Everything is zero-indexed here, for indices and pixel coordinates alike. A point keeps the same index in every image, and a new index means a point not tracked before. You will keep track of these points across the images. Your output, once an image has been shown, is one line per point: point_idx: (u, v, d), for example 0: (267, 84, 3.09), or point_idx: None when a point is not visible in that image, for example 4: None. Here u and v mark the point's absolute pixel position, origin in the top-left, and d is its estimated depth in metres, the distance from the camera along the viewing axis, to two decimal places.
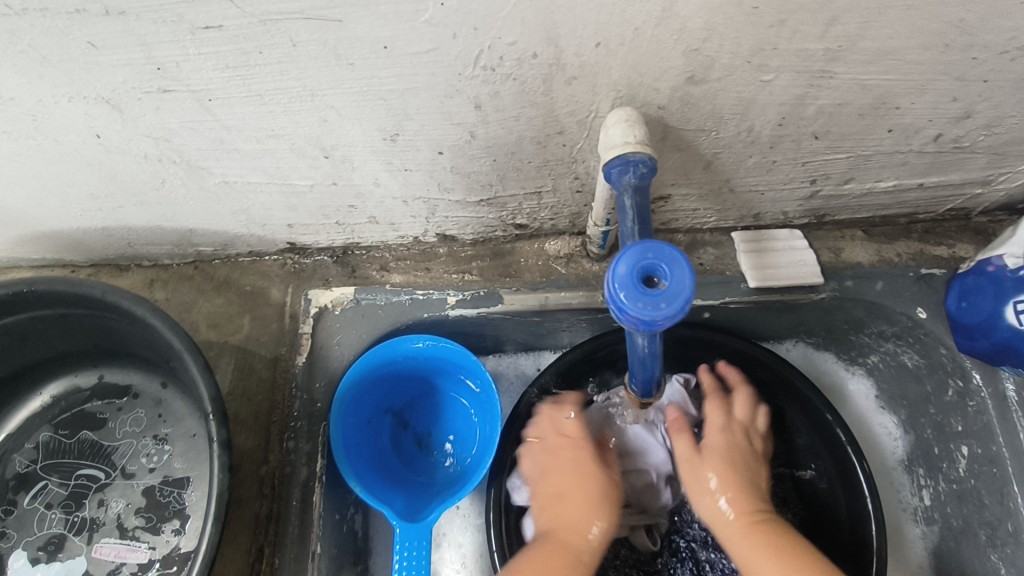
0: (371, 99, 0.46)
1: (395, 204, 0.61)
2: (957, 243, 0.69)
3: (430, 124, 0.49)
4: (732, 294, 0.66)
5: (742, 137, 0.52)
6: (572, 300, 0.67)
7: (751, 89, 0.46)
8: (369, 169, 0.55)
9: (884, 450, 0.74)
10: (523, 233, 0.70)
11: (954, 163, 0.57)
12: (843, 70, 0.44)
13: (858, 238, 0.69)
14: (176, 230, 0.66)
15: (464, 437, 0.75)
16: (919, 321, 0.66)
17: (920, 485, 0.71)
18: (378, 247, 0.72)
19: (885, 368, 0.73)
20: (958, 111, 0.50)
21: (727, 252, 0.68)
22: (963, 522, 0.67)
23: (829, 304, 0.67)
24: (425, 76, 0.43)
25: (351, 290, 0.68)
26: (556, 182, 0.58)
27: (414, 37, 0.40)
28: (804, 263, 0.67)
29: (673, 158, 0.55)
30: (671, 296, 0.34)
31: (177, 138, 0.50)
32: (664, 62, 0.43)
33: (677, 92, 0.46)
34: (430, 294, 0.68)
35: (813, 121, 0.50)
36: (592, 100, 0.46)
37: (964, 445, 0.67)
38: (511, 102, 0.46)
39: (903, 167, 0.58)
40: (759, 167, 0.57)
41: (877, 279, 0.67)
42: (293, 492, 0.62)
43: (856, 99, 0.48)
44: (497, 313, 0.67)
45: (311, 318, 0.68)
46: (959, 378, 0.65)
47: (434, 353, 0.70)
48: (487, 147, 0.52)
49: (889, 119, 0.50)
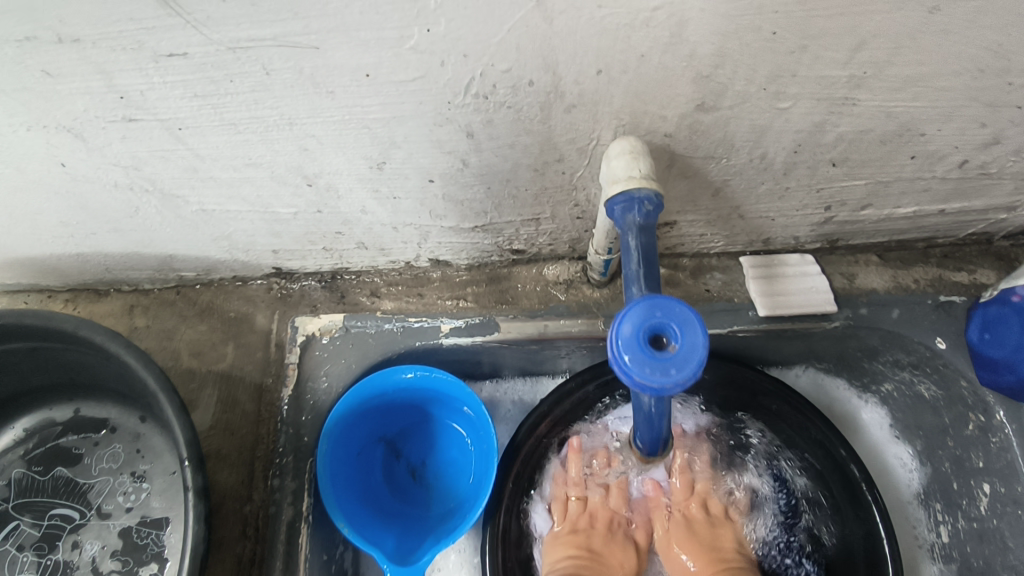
0: (354, 127, 0.42)
1: (385, 230, 0.58)
2: (977, 269, 0.65)
3: (419, 152, 0.45)
4: (740, 323, 0.63)
5: (754, 164, 0.48)
6: (572, 329, 0.63)
7: (766, 116, 0.42)
8: (355, 197, 0.52)
9: (899, 483, 0.70)
10: (520, 258, 0.67)
11: (978, 189, 0.54)
12: (867, 97, 0.41)
13: (873, 263, 0.66)
14: (155, 256, 0.63)
15: (460, 468, 0.72)
16: (938, 351, 0.62)
17: (937, 521, 0.67)
18: (369, 271, 0.68)
19: (899, 398, 0.70)
20: (986, 138, 0.46)
21: (735, 278, 0.65)
22: (984, 563, 0.63)
23: (843, 333, 0.64)
24: (412, 104, 0.40)
25: (340, 317, 0.65)
26: (554, 209, 0.55)
27: (398, 65, 0.36)
28: (816, 290, 0.64)
29: (679, 185, 0.51)
30: (682, 361, 0.30)
31: (148, 167, 0.46)
32: (672, 90, 0.39)
33: (686, 120, 0.42)
34: (423, 322, 0.65)
35: (831, 149, 0.47)
36: (593, 127, 0.43)
37: (986, 483, 0.64)
38: (505, 130, 0.43)
39: (924, 193, 0.55)
40: (771, 193, 0.53)
41: (893, 307, 0.63)
42: (277, 533, 0.59)
43: (879, 126, 0.44)
44: (493, 342, 0.64)
45: (298, 347, 0.64)
46: (981, 413, 0.62)
47: (427, 383, 0.66)
48: (481, 176, 0.49)
49: (912, 146, 0.47)
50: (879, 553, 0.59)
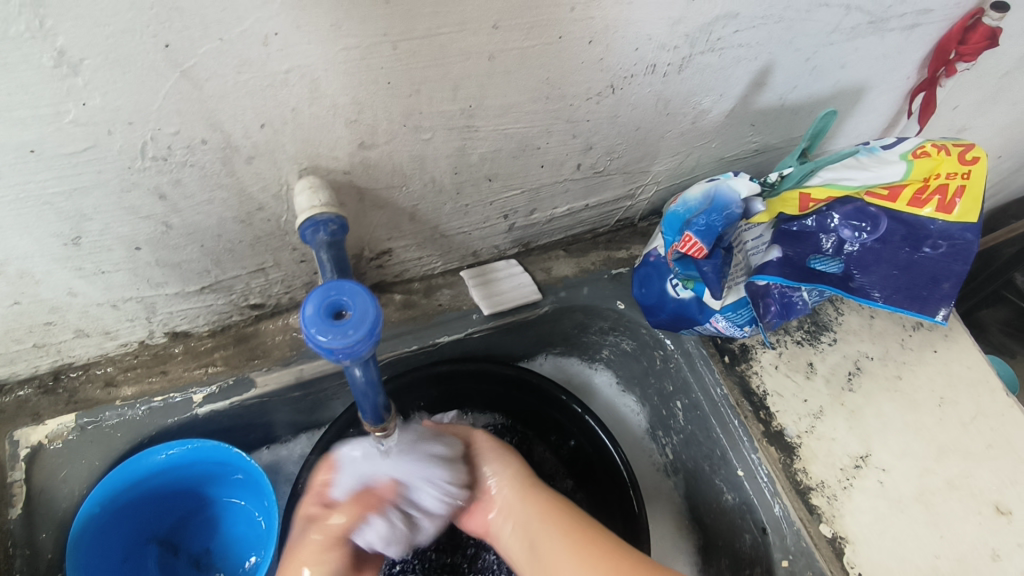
0: (33, 205, 0.44)
1: (102, 311, 0.58)
2: (631, 246, 0.85)
3: (114, 221, 0.48)
4: (473, 325, 0.75)
5: (429, 188, 0.61)
6: (326, 366, 0.67)
7: (417, 146, 0.54)
8: (57, 279, 0.52)
9: (632, 424, 0.90)
10: (262, 313, 0.69)
11: (600, 184, 0.74)
12: (483, 124, 0.55)
13: (561, 256, 0.83)
14: None
15: (250, 538, 0.72)
16: (620, 311, 0.80)
17: (664, 445, 0.86)
18: (99, 362, 0.65)
19: (615, 358, 0.89)
20: (582, 145, 0.65)
21: (460, 290, 0.77)
22: (694, 463, 0.81)
23: (554, 314, 0.79)
24: (90, 174, 0.43)
25: (71, 417, 0.61)
26: (275, 256, 0.61)
27: (63, 138, 0.40)
28: (523, 284, 0.78)
29: (378, 216, 0.62)
30: (357, 322, 0.39)
31: None
32: (331, 134, 0.49)
33: (355, 158, 0.52)
34: (170, 397, 0.64)
35: (480, 167, 0.61)
36: (278, 174, 0.50)
37: (678, 399, 0.81)
38: (197, 187, 0.48)
39: (568, 194, 0.73)
40: (456, 211, 0.67)
41: (582, 286, 0.80)
42: None
43: (505, 145, 0.59)
44: (252, 398, 0.66)
45: (23, 461, 0.60)
46: (659, 347, 0.81)
47: (188, 459, 0.65)
48: (188, 235, 0.53)
49: (537, 157, 0.63)
50: (618, 466, 0.75)
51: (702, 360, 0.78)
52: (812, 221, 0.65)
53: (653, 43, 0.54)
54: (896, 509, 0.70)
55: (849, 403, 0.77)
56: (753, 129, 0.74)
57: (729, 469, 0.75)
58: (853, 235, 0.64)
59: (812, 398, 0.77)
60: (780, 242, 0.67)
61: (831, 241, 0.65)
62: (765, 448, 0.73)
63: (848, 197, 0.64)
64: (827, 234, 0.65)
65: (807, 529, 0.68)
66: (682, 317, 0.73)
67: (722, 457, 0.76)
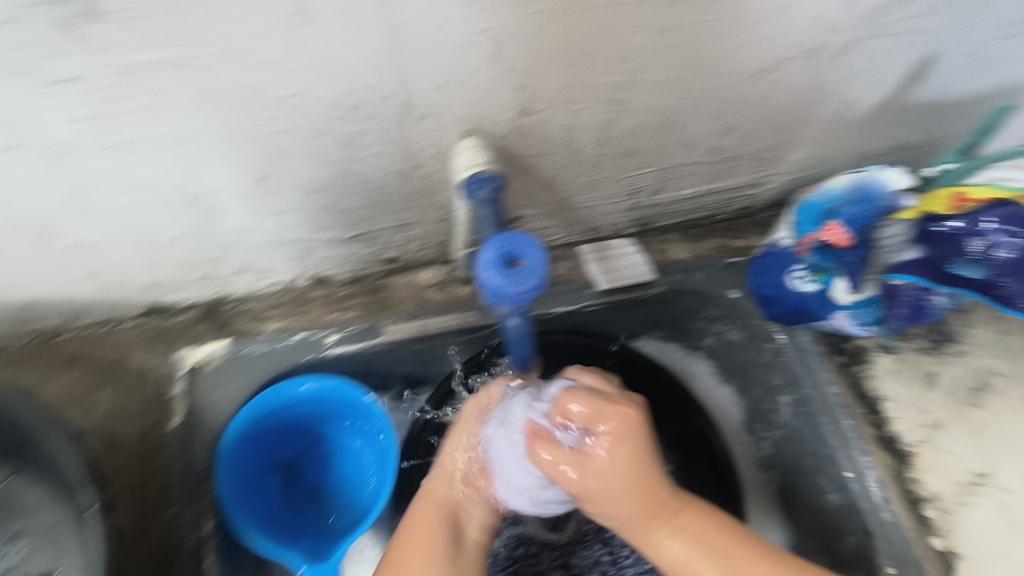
0: (237, 143, 0.49)
1: (265, 249, 0.63)
2: (749, 236, 0.84)
3: (298, 165, 0.53)
4: (587, 299, 0.76)
5: (571, 159, 0.63)
6: (449, 322, 0.70)
7: (571, 116, 0.56)
8: (237, 215, 0.57)
9: (728, 415, 0.88)
10: (394, 267, 0.74)
11: (730, 169, 0.74)
12: (637, 97, 0.56)
13: (677, 240, 0.83)
14: (18, 303, 0.62)
15: (358, 478, 0.77)
16: (733, 300, 0.79)
17: (761, 438, 0.85)
18: (249, 297, 0.72)
19: (719, 347, 0.85)
20: (723, 127, 0.65)
21: (577, 263, 0.79)
22: (796, 459, 0.79)
23: (666, 297, 0.79)
24: (290, 118, 0.48)
25: (225, 343, 0.68)
26: (420, 213, 0.64)
27: (277, 83, 0.44)
28: (637, 263, 0.79)
29: (518, 182, 0.64)
30: (529, 272, 0.41)
31: (25, 197, 0.49)
32: (500, 98, 0.51)
33: (514, 123, 0.55)
34: (308, 335, 0.69)
35: (623, 141, 0.62)
36: (443, 133, 0.53)
37: (783, 395, 0.79)
38: (372, 140, 0.52)
39: (697, 176, 0.73)
40: (589, 184, 0.68)
41: (697, 271, 0.79)
42: (181, 563, 0.61)
43: (651, 121, 0.60)
44: (379, 345, 0.69)
45: (182, 377, 0.67)
46: (768, 341, 0.79)
47: (320, 395, 0.71)
48: (353, 184, 0.57)
49: (678, 136, 0.64)
50: None
51: (817, 358, 0.76)
52: (960, 222, 0.60)
53: (821, 25, 0.53)
54: (1018, 532, 0.66)
55: (973, 418, 0.73)
56: (899, 123, 0.71)
57: (835, 471, 0.73)
58: (1009, 241, 0.58)
59: (931, 409, 0.74)
60: (920, 241, 0.63)
61: (980, 245, 0.59)
62: (876, 452, 0.71)
63: (1006, 199, 0.58)
64: (975, 236, 0.59)
65: (916, 540, 0.67)
66: (802, 310, 0.72)
67: (829, 457, 0.74)
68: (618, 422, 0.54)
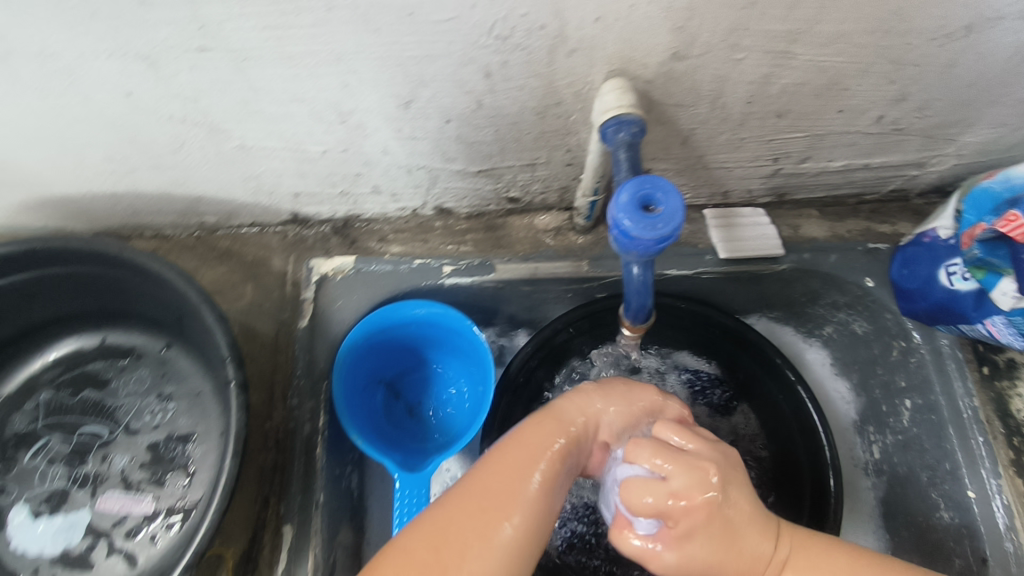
0: (391, 64, 0.51)
1: (399, 173, 0.66)
2: (898, 222, 0.77)
3: (443, 91, 0.54)
4: (705, 266, 0.73)
5: (715, 114, 0.59)
6: (560, 269, 0.71)
7: (725, 66, 0.53)
8: (379, 136, 0.60)
9: (839, 413, 0.80)
10: (514, 208, 0.75)
11: (893, 144, 0.66)
12: (803, 51, 0.52)
13: (813, 216, 0.77)
14: (186, 197, 0.70)
15: (455, 403, 0.81)
16: (867, 289, 0.73)
17: (871, 442, 0.77)
18: (377, 219, 0.76)
19: (839, 338, 0.79)
20: (895, 95, 0.58)
21: (699, 227, 0.76)
22: (908, 468, 0.73)
23: (790, 275, 0.74)
24: (443, 43, 0.49)
25: (352, 259, 0.73)
26: (549, 154, 0.64)
27: (436, 6, 0.45)
28: (767, 237, 0.74)
29: (655, 132, 0.62)
30: (667, 218, 0.40)
31: (204, 99, 0.54)
32: (654, 39, 0.49)
33: (664, 68, 0.52)
34: (427, 261, 0.72)
35: (777, 100, 0.58)
36: (589, 72, 0.52)
37: (907, 399, 0.73)
38: (517, 72, 0.52)
39: (853, 148, 0.67)
40: (729, 143, 0.65)
41: (831, 252, 0.74)
42: (297, 445, 0.67)
43: (813, 80, 0.55)
44: (490, 281, 0.71)
45: (313, 284, 0.72)
46: (902, 339, 0.72)
47: (430, 320, 0.74)
48: (491, 117, 0.58)
49: (840, 100, 0.58)
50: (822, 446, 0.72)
51: (955, 365, 0.69)
52: None
53: None
54: None
55: None
56: None
57: (957, 488, 0.67)
58: None
59: None
60: None
61: None
62: (1010, 477, 0.65)
63: None
64: None
65: None
66: (949, 310, 0.65)
67: (951, 473, 0.68)
68: (699, 506, 0.43)
